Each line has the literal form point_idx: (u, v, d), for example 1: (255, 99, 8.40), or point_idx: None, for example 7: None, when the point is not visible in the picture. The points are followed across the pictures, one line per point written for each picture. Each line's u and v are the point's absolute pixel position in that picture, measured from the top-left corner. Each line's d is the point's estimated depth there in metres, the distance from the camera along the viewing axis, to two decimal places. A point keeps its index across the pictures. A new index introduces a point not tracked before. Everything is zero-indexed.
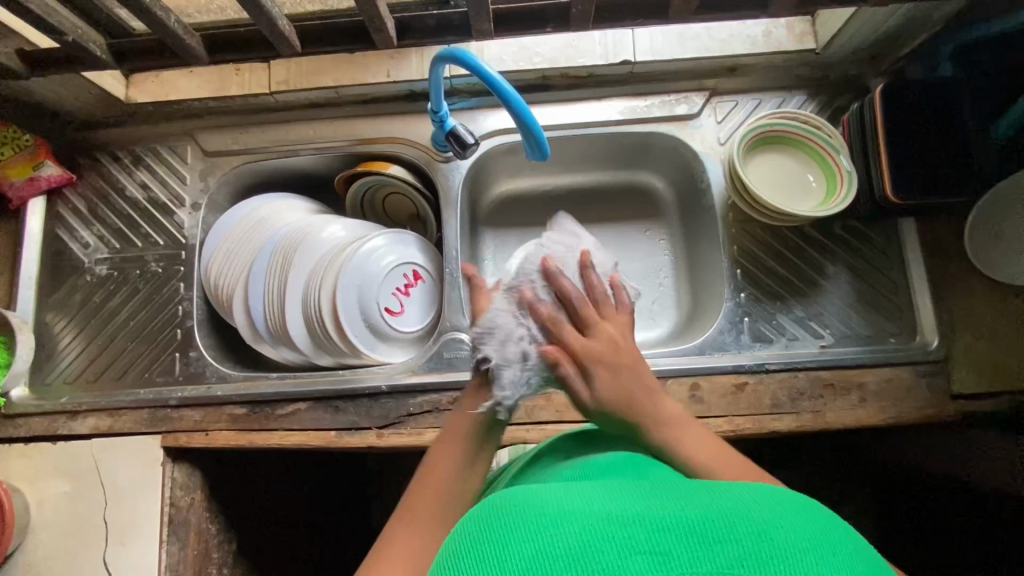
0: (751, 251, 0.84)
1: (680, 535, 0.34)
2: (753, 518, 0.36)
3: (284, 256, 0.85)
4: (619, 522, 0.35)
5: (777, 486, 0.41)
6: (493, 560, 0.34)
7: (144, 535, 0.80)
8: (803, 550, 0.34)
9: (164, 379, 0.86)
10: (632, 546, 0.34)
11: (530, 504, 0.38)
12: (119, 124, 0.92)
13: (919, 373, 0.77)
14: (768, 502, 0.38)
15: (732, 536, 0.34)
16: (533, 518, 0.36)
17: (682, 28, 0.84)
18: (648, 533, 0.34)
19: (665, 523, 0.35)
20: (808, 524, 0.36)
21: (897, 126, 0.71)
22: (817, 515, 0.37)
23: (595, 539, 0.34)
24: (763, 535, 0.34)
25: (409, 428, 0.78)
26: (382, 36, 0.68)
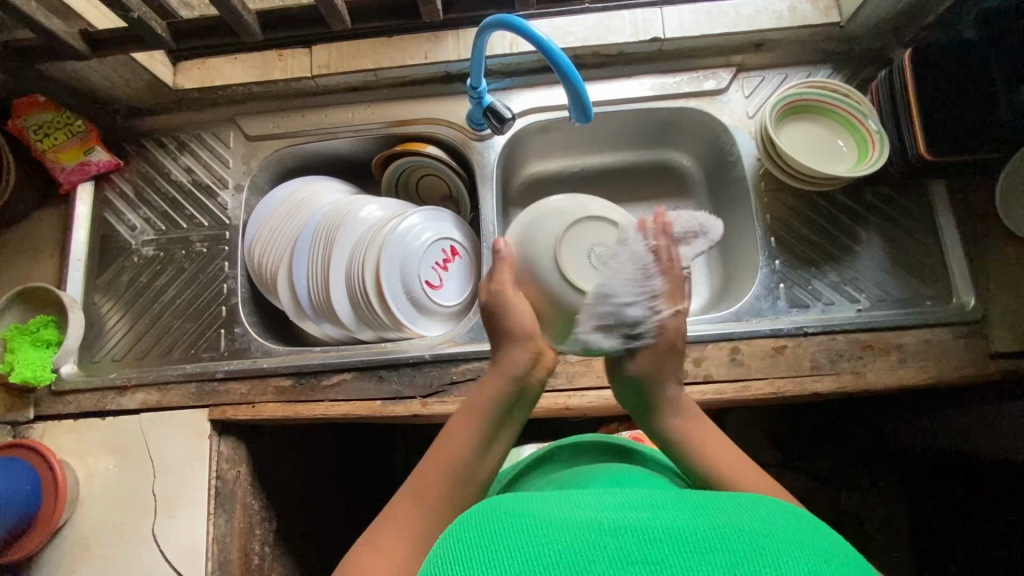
0: (784, 219, 0.85)
1: (672, 546, 0.37)
2: (743, 531, 0.38)
3: (327, 231, 0.86)
4: (614, 533, 0.39)
5: (773, 501, 0.43)
6: (492, 561, 0.38)
7: (192, 507, 0.81)
8: (790, 558, 0.36)
9: (210, 354, 0.87)
10: (626, 556, 0.37)
11: (532, 515, 0.42)
12: (165, 111, 0.95)
13: (957, 334, 0.78)
14: (756, 514, 0.41)
15: (720, 545, 0.37)
16: (533, 527, 0.40)
17: (710, 6, 0.87)
18: (641, 543, 0.38)
19: (658, 536, 0.38)
20: (799, 540, 0.38)
21: (929, 88, 0.73)
22: (806, 530, 0.40)
23: (590, 546, 0.38)
24: (752, 545, 0.37)
25: (453, 396, 0.80)
26: (429, 8, 0.80)
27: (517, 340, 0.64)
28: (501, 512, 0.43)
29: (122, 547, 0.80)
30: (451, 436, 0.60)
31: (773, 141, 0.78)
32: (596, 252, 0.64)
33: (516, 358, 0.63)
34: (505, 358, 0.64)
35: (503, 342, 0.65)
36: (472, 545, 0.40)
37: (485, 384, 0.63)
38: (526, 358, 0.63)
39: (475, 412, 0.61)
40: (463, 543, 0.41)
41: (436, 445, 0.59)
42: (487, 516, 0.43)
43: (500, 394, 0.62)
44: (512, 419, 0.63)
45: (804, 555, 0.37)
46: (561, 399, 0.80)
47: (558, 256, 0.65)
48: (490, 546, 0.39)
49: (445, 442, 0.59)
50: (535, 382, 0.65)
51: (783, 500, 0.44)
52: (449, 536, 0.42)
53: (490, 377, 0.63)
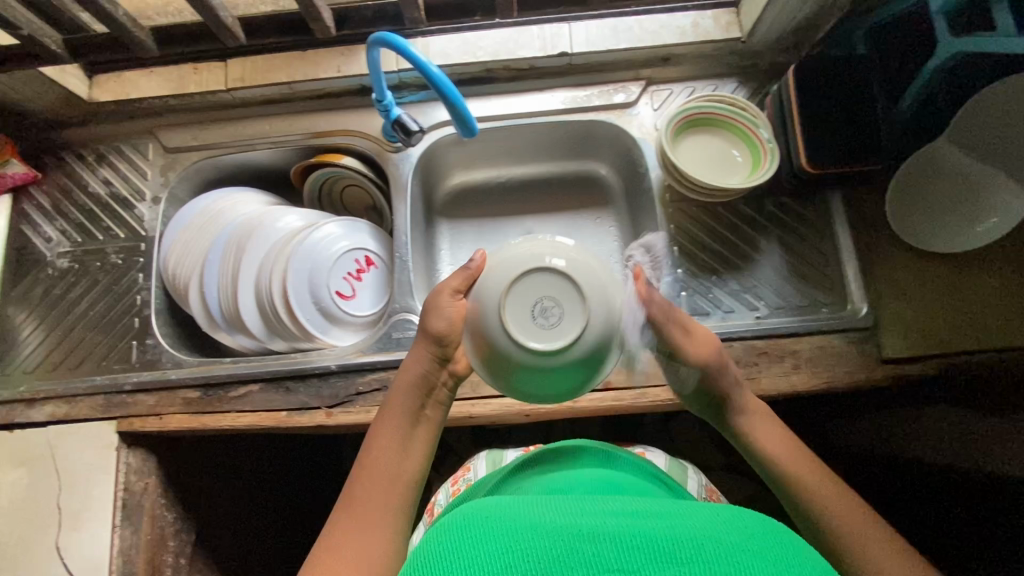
0: (687, 229, 0.87)
1: (647, 553, 0.40)
2: (719, 542, 0.41)
3: (239, 244, 0.87)
4: (596, 540, 0.41)
5: (746, 511, 0.47)
6: (481, 553, 0.41)
7: (96, 520, 0.81)
8: (758, 565, 0.39)
9: (121, 366, 0.87)
10: (603, 563, 0.40)
11: (521, 518, 0.45)
12: (83, 124, 0.96)
13: (849, 340, 0.80)
14: (733, 528, 0.44)
15: (695, 556, 0.40)
16: (526, 526, 0.43)
17: (616, 22, 0.89)
18: (619, 550, 0.41)
19: (636, 542, 0.41)
20: (773, 554, 0.41)
21: (811, 101, 0.75)
22: (777, 541, 0.43)
23: (570, 554, 0.40)
24: (725, 557, 0.40)
25: (358, 406, 0.80)
26: (320, 24, 0.82)
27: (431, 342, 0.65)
28: (488, 516, 0.45)
29: (23, 562, 0.79)
30: (374, 442, 0.63)
31: (668, 155, 0.80)
32: (558, 308, 0.57)
33: (423, 358, 0.65)
34: (412, 359, 0.66)
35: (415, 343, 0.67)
36: (454, 548, 0.42)
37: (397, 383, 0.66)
38: (432, 357, 0.65)
39: (392, 419, 0.64)
40: (455, 540, 0.44)
41: (362, 457, 0.62)
42: (482, 514, 0.46)
43: (411, 393, 0.65)
44: (428, 417, 0.66)
45: (773, 565, 0.40)
46: (466, 407, 0.80)
47: (502, 314, 0.57)
48: (473, 549, 0.42)
49: (369, 454, 0.62)
50: (446, 378, 0.67)
51: (757, 514, 0.47)
52: (434, 538, 0.45)
53: (402, 378, 0.66)
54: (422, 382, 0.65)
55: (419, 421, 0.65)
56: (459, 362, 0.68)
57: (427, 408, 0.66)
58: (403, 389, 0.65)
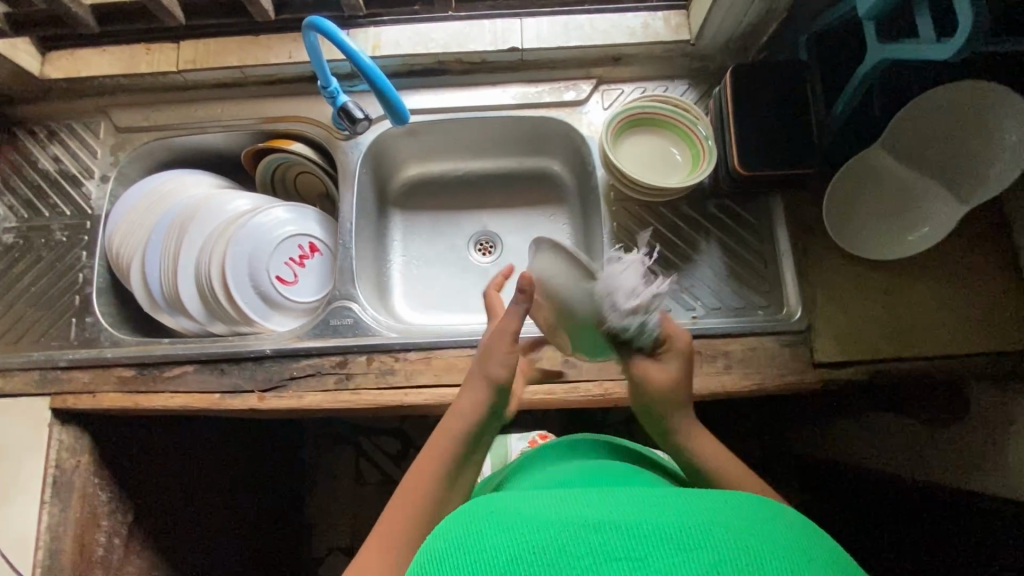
0: (629, 228, 0.88)
1: (654, 540, 0.37)
2: (727, 526, 0.39)
3: (183, 225, 0.87)
4: (602, 530, 0.38)
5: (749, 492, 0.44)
6: (474, 552, 0.38)
7: (24, 496, 0.80)
8: (775, 552, 0.36)
9: (59, 343, 0.87)
10: (609, 552, 0.37)
11: (515, 513, 0.42)
12: (36, 100, 0.96)
13: (782, 343, 0.81)
14: (747, 513, 0.41)
15: (707, 542, 0.37)
16: (522, 520, 0.40)
17: (568, 19, 0.90)
18: (623, 539, 0.38)
19: (642, 530, 0.38)
20: (783, 536, 0.38)
21: (746, 105, 0.76)
22: (787, 522, 0.40)
23: (575, 544, 0.38)
24: (739, 543, 0.37)
25: (290, 391, 0.81)
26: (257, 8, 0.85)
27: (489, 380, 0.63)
28: (487, 510, 0.43)
29: None
30: (418, 475, 0.59)
31: (609, 155, 0.81)
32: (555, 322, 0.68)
33: (481, 393, 0.63)
34: (468, 395, 0.63)
35: (473, 376, 0.65)
36: (453, 546, 0.39)
37: (450, 416, 0.62)
38: (490, 396, 0.63)
39: (440, 456, 0.60)
40: (450, 540, 0.40)
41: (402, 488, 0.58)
42: (474, 512, 0.43)
43: (464, 432, 0.61)
44: (477, 456, 0.63)
45: (790, 551, 0.37)
46: (397, 396, 0.79)
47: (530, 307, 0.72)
48: (472, 546, 0.39)
49: (409, 484, 0.58)
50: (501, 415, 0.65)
51: (767, 498, 0.44)
52: (432, 535, 0.42)
53: (452, 417, 0.62)
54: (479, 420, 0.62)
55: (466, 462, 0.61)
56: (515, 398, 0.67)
57: (477, 449, 0.63)
58: (455, 422, 0.61)
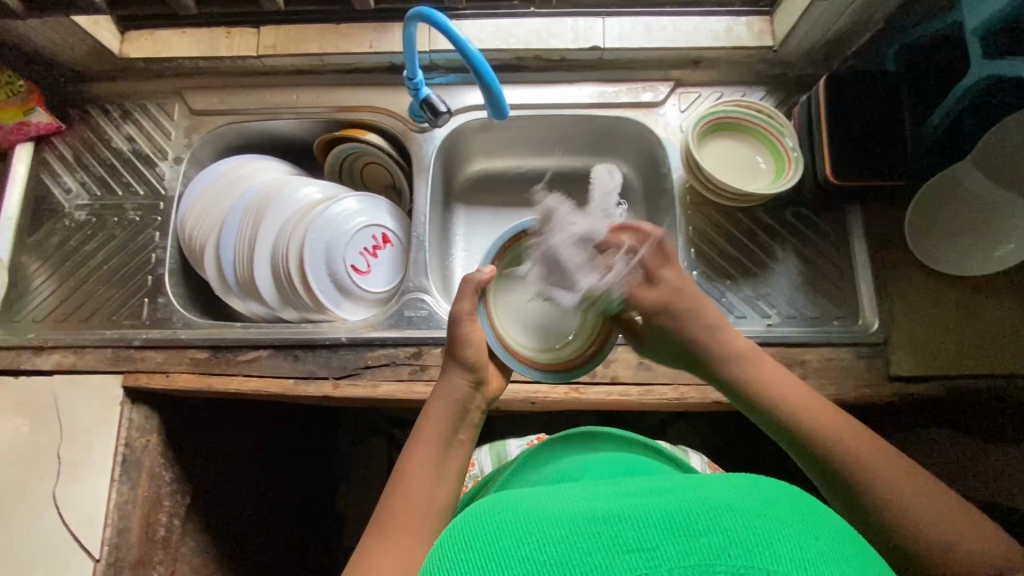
0: (705, 233, 0.88)
1: (666, 529, 0.37)
2: (735, 509, 0.39)
3: (259, 210, 0.88)
4: (611, 521, 0.39)
5: (750, 475, 0.45)
6: (487, 559, 0.38)
7: (95, 472, 0.80)
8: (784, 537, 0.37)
9: (131, 322, 0.88)
10: (622, 544, 0.37)
11: (522, 512, 0.42)
12: (111, 78, 0.96)
13: (858, 354, 0.81)
14: (751, 493, 0.41)
15: (715, 528, 0.37)
16: (528, 520, 0.41)
17: (650, 20, 0.90)
18: (633, 528, 0.38)
19: (650, 519, 0.38)
20: (789, 517, 0.39)
21: (840, 115, 0.76)
22: (792, 502, 0.41)
23: (584, 538, 0.38)
24: (748, 528, 0.37)
25: (365, 379, 0.81)
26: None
27: (461, 367, 0.66)
28: (495, 513, 0.43)
29: (19, 510, 0.79)
30: (409, 465, 0.60)
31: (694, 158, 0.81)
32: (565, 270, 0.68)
33: (455, 381, 0.66)
34: (444, 387, 0.66)
35: (445, 367, 0.67)
36: (467, 547, 0.40)
37: (433, 408, 0.65)
38: (466, 382, 0.66)
39: (427, 444, 0.62)
40: (458, 550, 0.40)
41: (394, 480, 0.59)
42: (479, 519, 0.43)
43: (446, 419, 0.64)
44: (463, 439, 0.65)
45: (799, 535, 0.37)
46: None
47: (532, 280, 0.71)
48: (485, 547, 0.39)
49: (401, 477, 0.59)
50: (481, 399, 0.68)
51: (768, 477, 0.45)
52: (448, 538, 0.43)
53: (432, 409, 0.64)
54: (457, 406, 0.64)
55: (454, 442, 0.64)
56: (492, 382, 0.69)
57: (461, 431, 0.64)
58: (439, 411, 0.64)
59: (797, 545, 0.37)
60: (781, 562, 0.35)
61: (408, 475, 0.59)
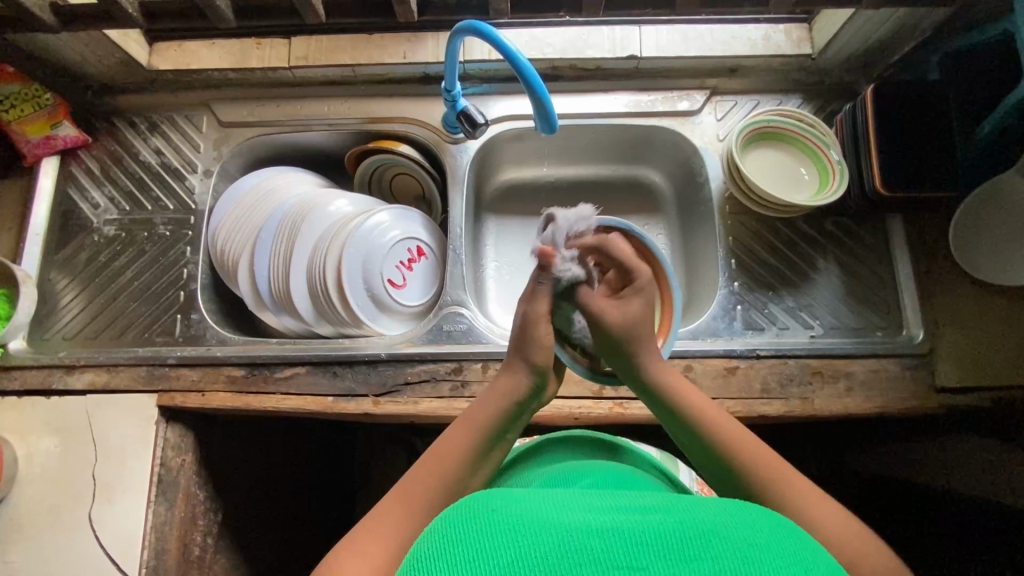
0: (745, 242, 0.87)
1: (658, 551, 0.38)
2: (728, 537, 0.39)
3: (293, 224, 0.86)
4: (602, 536, 0.39)
5: (744, 500, 0.45)
6: (476, 557, 0.38)
7: (131, 493, 0.79)
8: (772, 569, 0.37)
9: (164, 339, 0.86)
10: (613, 561, 0.37)
11: (518, 512, 0.41)
12: (139, 90, 0.94)
13: (904, 366, 0.80)
14: (745, 521, 0.41)
15: (705, 554, 0.37)
16: (523, 521, 0.40)
17: (687, 29, 0.89)
18: (626, 547, 0.38)
19: (643, 539, 0.39)
20: (776, 546, 0.39)
21: (886, 125, 0.75)
22: (781, 533, 0.41)
23: (576, 550, 0.38)
24: (739, 556, 0.37)
25: (405, 396, 0.79)
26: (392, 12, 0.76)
27: (526, 364, 0.63)
28: (492, 507, 0.42)
29: (57, 532, 0.77)
30: (445, 450, 0.59)
31: (738, 167, 0.80)
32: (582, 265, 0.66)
33: (519, 378, 0.63)
34: (505, 380, 0.63)
35: (511, 358, 0.65)
36: (460, 540, 0.40)
37: (487, 399, 0.62)
38: (528, 384, 0.63)
39: (468, 436, 0.60)
40: (448, 542, 0.40)
41: (423, 462, 0.58)
42: (469, 511, 0.42)
43: (498, 418, 0.61)
44: (507, 437, 0.63)
45: (787, 566, 0.38)
46: None
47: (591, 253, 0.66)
48: (480, 542, 0.39)
49: (430, 459, 0.58)
50: (535, 402, 0.66)
51: (761, 507, 0.44)
52: (441, 526, 0.42)
53: (487, 400, 0.62)
54: (514, 408, 0.62)
55: (498, 441, 0.62)
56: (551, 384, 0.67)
57: (508, 431, 0.63)
58: (495, 402, 0.62)
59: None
60: None
61: (446, 458, 0.58)
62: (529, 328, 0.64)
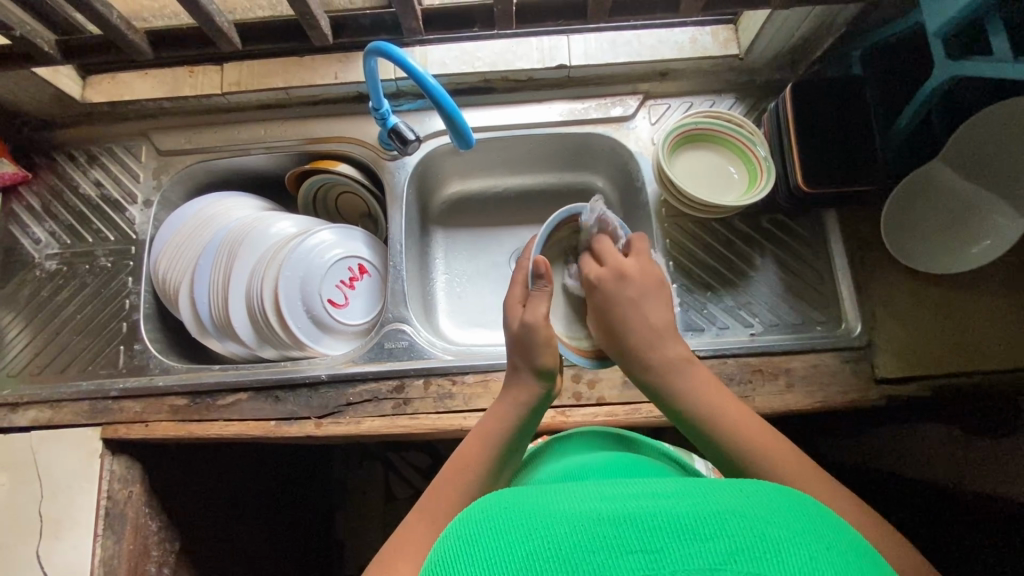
0: (682, 244, 0.88)
1: (671, 532, 0.35)
2: (744, 515, 0.36)
3: (230, 249, 0.87)
4: (613, 522, 0.36)
5: (762, 481, 0.42)
6: (481, 561, 0.35)
7: (76, 529, 0.78)
8: (794, 546, 0.34)
9: (107, 371, 0.86)
10: (625, 546, 0.34)
11: (523, 510, 0.39)
12: (75, 124, 0.94)
13: (843, 359, 0.79)
14: (762, 500, 0.39)
15: (721, 531, 0.35)
16: (529, 518, 0.38)
17: (615, 35, 0.89)
18: (639, 531, 0.35)
19: (656, 522, 0.36)
20: (795, 523, 0.36)
21: (805, 123, 0.76)
22: (801, 510, 0.38)
23: (585, 538, 0.35)
24: (755, 532, 0.35)
25: (348, 417, 0.79)
26: (317, 33, 0.71)
27: (533, 373, 0.63)
28: (498, 509, 0.40)
29: None
30: (461, 466, 0.58)
31: (666, 170, 0.80)
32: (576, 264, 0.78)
33: (529, 387, 0.63)
34: (517, 389, 0.64)
35: (514, 372, 0.65)
36: (468, 542, 0.37)
37: (496, 414, 0.62)
38: (537, 390, 0.63)
39: (481, 449, 0.59)
40: (454, 549, 0.37)
41: (440, 480, 0.57)
42: (473, 516, 0.40)
43: (508, 426, 0.61)
44: (519, 446, 0.63)
45: (807, 545, 0.35)
46: (456, 421, 0.78)
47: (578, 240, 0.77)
48: (489, 541, 0.36)
49: (448, 477, 0.57)
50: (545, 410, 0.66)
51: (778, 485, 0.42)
52: (452, 527, 0.40)
53: (496, 413, 0.63)
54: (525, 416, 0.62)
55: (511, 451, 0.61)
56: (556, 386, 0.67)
57: (519, 438, 0.62)
58: (507, 412, 0.62)
59: (815, 553, 0.34)
60: (788, 570, 0.33)
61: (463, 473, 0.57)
62: (533, 336, 0.63)
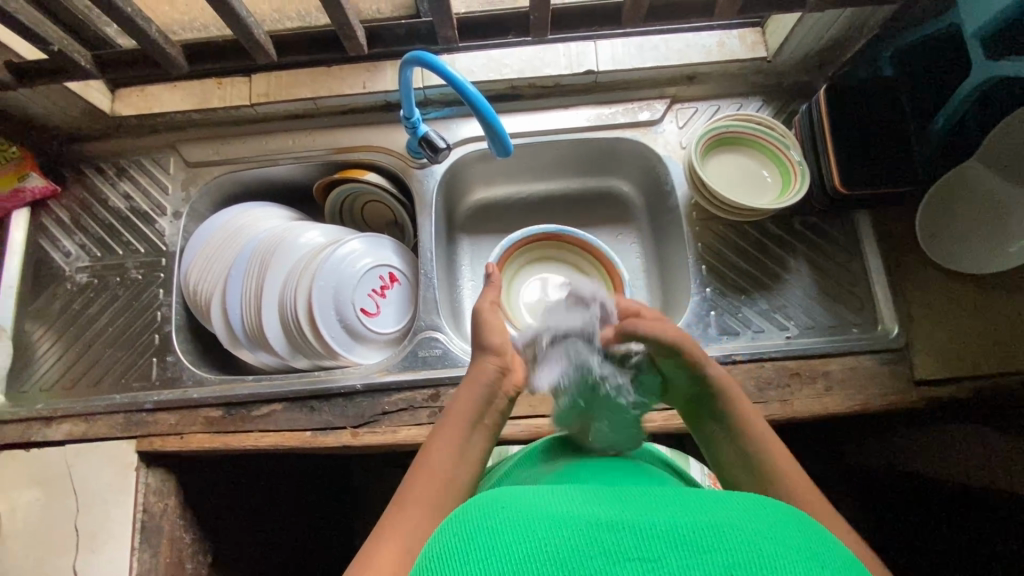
0: (714, 247, 0.87)
1: (669, 542, 0.34)
2: (741, 528, 0.36)
3: (263, 259, 0.87)
4: (612, 528, 0.36)
5: (761, 496, 0.42)
6: (475, 561, 0.35)
7: (113, 543, 0.78)
8: (791, 563, 0.34)
9: (141, 384, 0.86)
10: (621, 554, 0.34)
11: (521, 509, 0.39)
12: (104, 137, 0.95)
13: (881, 361, 0.79)
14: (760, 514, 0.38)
15: (718, 544, 0.34)
16: (527, 518, 0.37)
17: (642, 40, 0.90)
18: (637, 539, 0.35)
19: (653, 530, 0.35)
20: (792, 542, 0.36)
21: (841, 125, 0.76)
22: (798, 529, 0.38)
23: (582, 543, 0.35)
24: (753, 546, 0.34)
25: (384, 426, 0.79)
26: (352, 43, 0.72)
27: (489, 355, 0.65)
28: (495, 509, 0.39)
29: None
30: (430, 452, 0.58)
31: (699, 174, 0.80)
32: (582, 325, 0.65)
33: (488, 366, 0.64)
34: (478, 370, 0.64)
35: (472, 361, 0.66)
36: (464, 539, 0.37)
37: (461, 395, 0.63)
38: (495, 367, 0.64)
39: (449, 431, 0.59)
40: (448, 547, 0.37)
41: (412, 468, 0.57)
42: (469, 514, 0.40)
43: (474, 405, 0.61)
44: (487, 425, 0.62)
45: (803, 562, 0.34)
46: None
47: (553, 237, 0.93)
48: (486, 538, 0.36)
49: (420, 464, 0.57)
50: (509, 390, 0.65)
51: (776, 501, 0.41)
52: (446, 525, 0.40)
53: (462, 394, 0.62)
54: (486, 393, 0.62)
55: (479, 432, 0.61)
56: (516, 370, 0.66)
57: (487, 418, 0.62)
58: (472, 394, 0.62)
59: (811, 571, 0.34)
60: None
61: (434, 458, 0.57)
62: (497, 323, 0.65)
